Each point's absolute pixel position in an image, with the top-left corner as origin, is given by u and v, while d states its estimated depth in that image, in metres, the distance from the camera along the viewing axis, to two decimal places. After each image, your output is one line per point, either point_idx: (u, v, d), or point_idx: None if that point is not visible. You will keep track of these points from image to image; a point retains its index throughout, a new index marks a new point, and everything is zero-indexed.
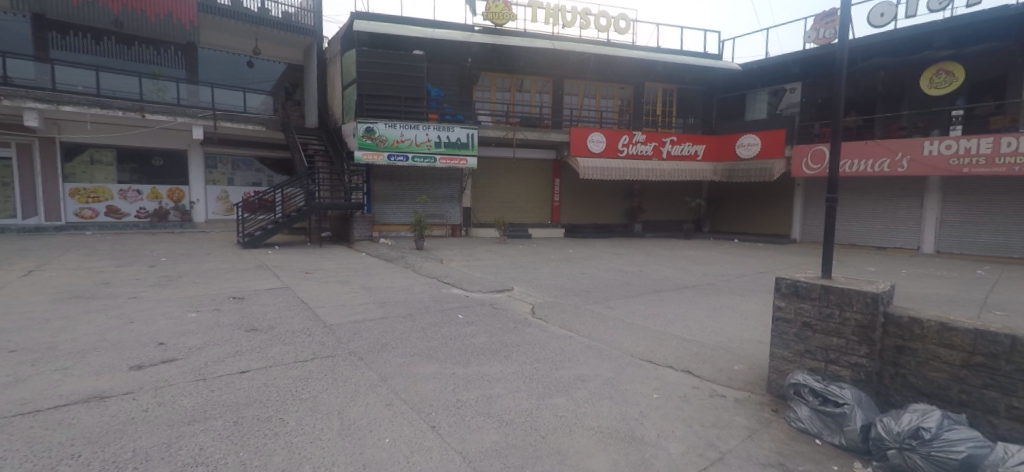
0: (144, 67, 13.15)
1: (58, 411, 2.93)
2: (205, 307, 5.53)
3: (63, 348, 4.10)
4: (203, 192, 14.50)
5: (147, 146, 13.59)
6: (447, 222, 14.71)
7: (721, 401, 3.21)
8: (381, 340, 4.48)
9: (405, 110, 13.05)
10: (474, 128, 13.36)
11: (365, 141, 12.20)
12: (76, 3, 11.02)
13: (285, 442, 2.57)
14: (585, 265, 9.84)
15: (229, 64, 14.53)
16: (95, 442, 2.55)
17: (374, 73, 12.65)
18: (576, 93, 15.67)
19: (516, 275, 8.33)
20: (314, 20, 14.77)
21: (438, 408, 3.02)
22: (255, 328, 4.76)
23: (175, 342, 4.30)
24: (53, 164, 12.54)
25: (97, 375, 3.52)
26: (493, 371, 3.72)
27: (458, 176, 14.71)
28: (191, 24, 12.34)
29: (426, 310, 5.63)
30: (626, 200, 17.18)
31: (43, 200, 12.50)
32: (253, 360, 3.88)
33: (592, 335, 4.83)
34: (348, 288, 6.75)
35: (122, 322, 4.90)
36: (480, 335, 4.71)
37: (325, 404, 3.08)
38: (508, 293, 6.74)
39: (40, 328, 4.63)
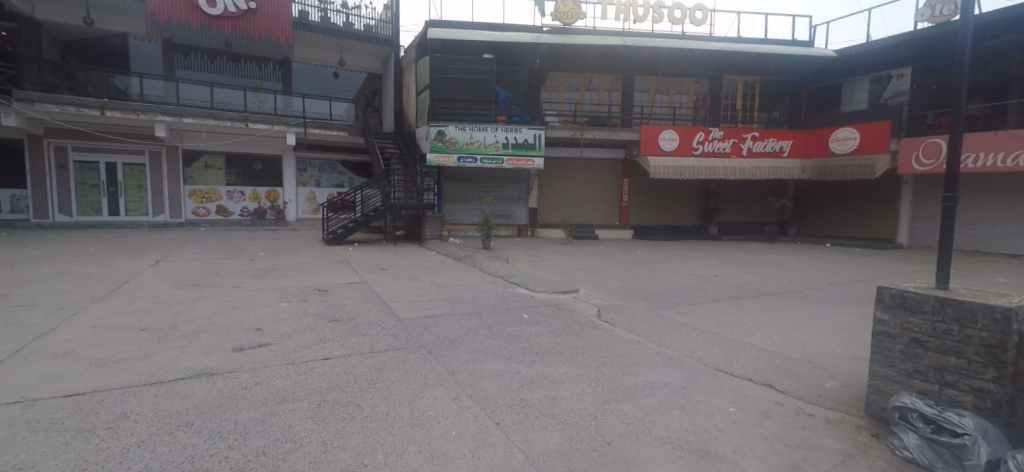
0: (248, 82, 14.67)
1: (177, 383, 3.37)
2: (294, 298, 6.07)
3: (182, 328, 4.72)
4: (295, 193, 15.91)
5: (249, 152, 15.20)
6: (514, 222, 14.88)
7: (809, 421, 2.92)
8: (449, 335, 4.64)
9: (474, 112, 13.41)
10: (541, 128, 13.35)
11: (437, 144, 12.72)
12: (196, 26, 12.72)
13: (361, 428, 2.74)
14: (656, 268, 9.44)
15: (318, 75, 15.78)
16: (204, 413, 2.90)
17: (446, 79, 13.15)
18: (648, 89, 15.12)
19: (582, 276, 8.22)
20: (392, 31, 15.70)
21: (504, 406, 3.06)
22: (337, 319, 5.15)
23: (269, 328, 4.76)
24: (177, 169, 14.47)
25: (207, 354, 4.00)
26: (558, 372, 3.70)
27: (525, 176, 14.83)
28: (287, 42, 13.71)
29: (493, 309, 5.74)
30: (700, 201, 16.31)
31: (168, 200, 14.45)
32: (335, 348, 4.20)
33: (662, 341, 4.63)
34: (420, 285, 7.07)
35: (227, 308, 5.53)
36: (545, 336, 4.70)
37: (397, 393, 3.26)
38: (574, 295, 6.67)
39: (164, 310, 5.38)
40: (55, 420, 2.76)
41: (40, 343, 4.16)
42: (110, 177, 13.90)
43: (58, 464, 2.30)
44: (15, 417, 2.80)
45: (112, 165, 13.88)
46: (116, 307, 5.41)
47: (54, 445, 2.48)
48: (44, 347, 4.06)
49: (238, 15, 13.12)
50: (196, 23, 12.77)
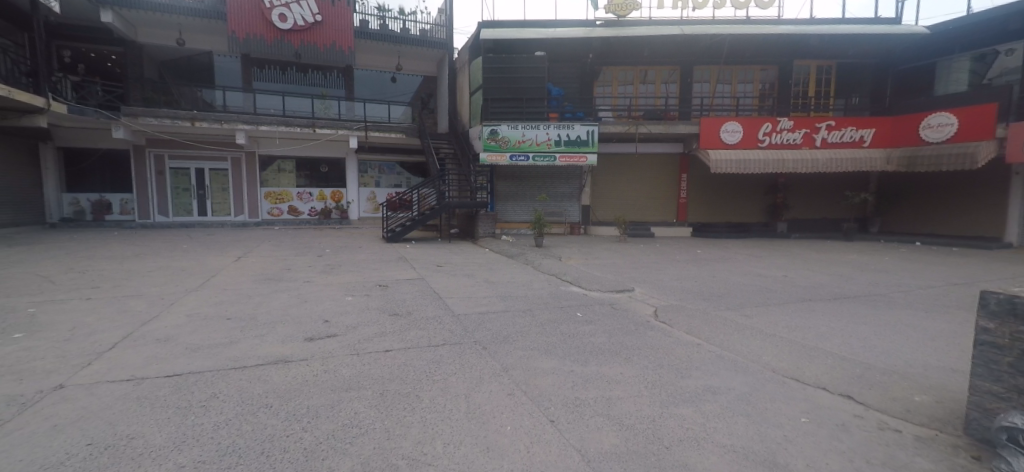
0: (315, 90, 15.61)
1: (257, 369, 3.67)
2: (358, 293, 6.41)
3: (260, 318, 5.14)
4: (357, 194, 16.76)
5: (317, 155, 16.22)
6: (567, 220, 14.76)
7: (895, 437, 2.66)
8: (503, 332, 4.69)
9: (526, 110, 13.44)
10: (594, 124, 13.11)
11: (490, 143, 12.90)
12: (270, 41, 13.70)
13: (421, 418, 2.85)
14: (717, 267, 8.99)
15: (378, 81, 16.53)
16: (281, 396, 3.15)
17: (498, 78, 13.31)
18: (708, 79, 14.40)
19: (638, 275, 8.00)
20: (446, 34, 16.06)
21: (558, 404, 3.05)
22: (397, 313, 5.38)
23: (336, 320, 5.07)
24: (254, 173, 15.72)
25: (283, 343, 4.33)
26: (613, 372, 3.63)
27: (577, 173, 14.67)
28: (350, 50, 14.47)
29: (546, 306, 5.74)
30: (767, 196, 15.32)
31: (247, 202, 15.75)
32: (395, 341, 4.39)
33: (726, 344, 4.39)
34: (474, 282, 7.21)
35: (298, 300, 5.94)
36: (599, 335, 4.62)
37: (453, 386, 3.35)
38: (629, 294, 6.51)
39: (246, 301, 5.88)
40: (157, 397, 3.12)
41: (145, 329, 4.71)
42: (199, 181, 15.39)
43: (162, 436, 2.61)
44: (128, 392, 3.20)
45: (200, 170, 15.35)
46: (205, 299, 5.99)
47: (159, 418, 2.81)
48: (148, 332, 4.59)
49: (306, 28, 14.01)
50: (270, 37, 13.76)
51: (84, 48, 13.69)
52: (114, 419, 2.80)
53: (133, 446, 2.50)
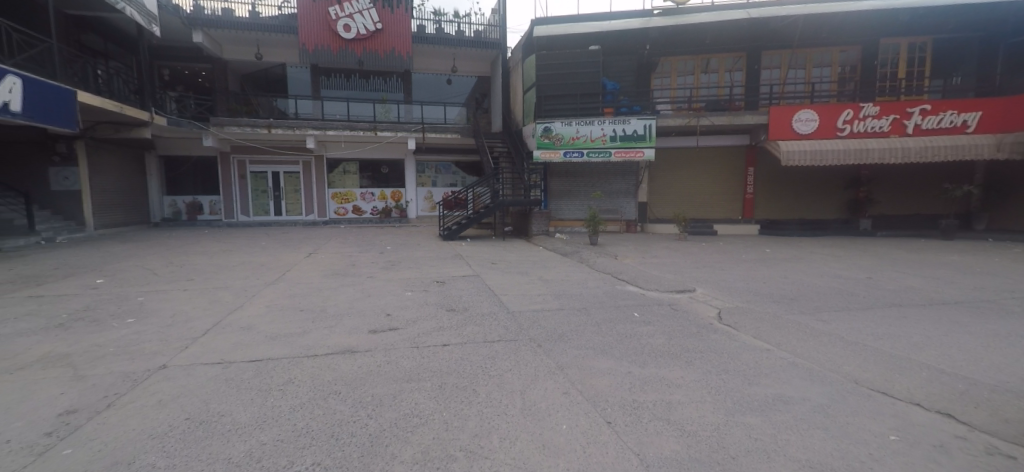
0: (376, 95, 16.36)
1: (328, 357, 3.93)
2: (417, 288, 6.65)
3: (329, 310, 5.49)
4: (415, 193, 17.39)
5: (378, 157, 17.02)
6: (622, 217, 14.40)
7: (1008, 464, 2.34)
8: (558, 330, 4.66)
9: (580, 107, 13.26)
10: (652, 118, 12.66)
11: (543, 141, 12.86)
12: (336, 50, 14.51)
13: (477, 412, 2.90)
14: (788, 268, 8.37)
15: (435, 84, 17.03)
16: (348, 384, 3.34)
17: (551, 75, 13.23)
18: (778, 65, 13.44)
19: (699, 275, 7.64)
20: (499, 34, 16.17)
21: (615, 405, 2.99)
22: (454, 308, 5.53)
23: (397, 314, 5.29)
24: (322, 175, 16.76)
25: (349, 334, 4.59)
26: (673, 376, 3.48)
27: (634, 169, 14.25)
28: (408, 55, 15.01)
29: (602, 306, 5.63)
30: (847, 190, 14.06)
31: (316, 202, 16.83)
32: (452, 336, 4.50)
33: (799, 351, 4.08)
34: (527, 279, 7.22)
35: (362, 295, 6.27)
36: (659, 336, 4.47)
37: (509, 382, 3.38)
38: (691, 295, 6.22)
39: (316, 294, 6.29)
40: (242, 380, 3.42)
41: (231, 317, 5.18)
42: (275, 184, 16.66)
43: (247, 415, 2.86)
44: (217, 374, 3.54)
45: (276, 174, 16.61)
46: (281, 291, 6.47)
47: (246, 398, 3.09)
48: (234, 320, 5.05)
49: (368, 36, 14.68)
50: (335, 47, 14.55)
51: (180, 66, 15.26)
52: (207, 397, 3.12)
53: (223, 422, 2.77)
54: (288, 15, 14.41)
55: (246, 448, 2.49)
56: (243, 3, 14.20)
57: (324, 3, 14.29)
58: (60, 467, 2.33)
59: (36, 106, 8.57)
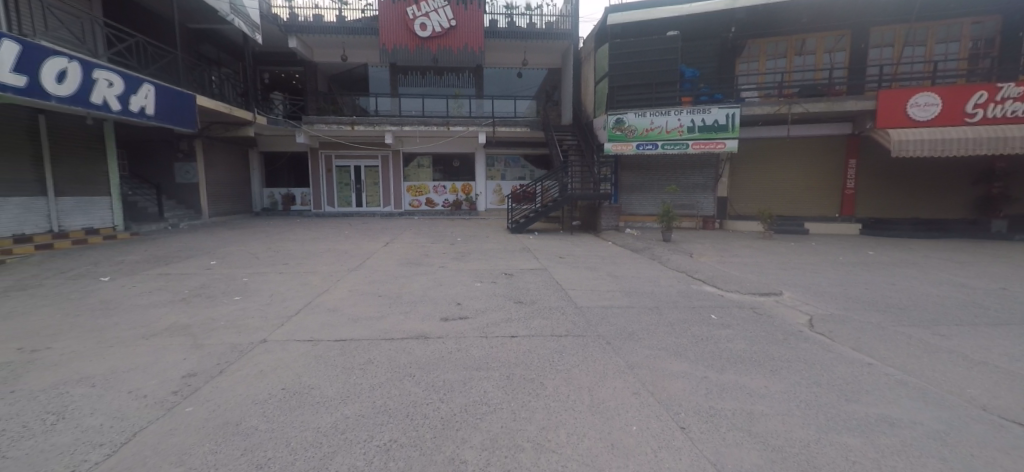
0: (450, 90, 16.87)
1: (403, 341, 4.14)
2: (486, 280, 6.79)
3: (404, 297, 5.80)
4: (485, 187, 17.79)
5: (450, 151, 17.63)
6: (699, 213, 13.64)
7: None
8: (628, 328, 4.53)
9: (655, 96, 12.68)
10: (735, 106, 11.78)
11: (615, 133, 12.51)
12: (413, 48, 15.14)
13: (545, 405, 2.90)
14: (897, 273, 7.41)
15: (506, 78, 17.21)
16: (422, 368, 3.50)
17: (624, 65, 12.80)
18: (889, 43, 11.92)
19: (787, 277, 7.02)
20: (571, 24, 15.93)
21: (689, 411, 2.84)
22: (522, 301, 5.58)
23: (467, 304, 5.46)
24: (399, 169, 17.67)
25: (422, 320, 4.81)
26: (756, 385, 3.24)
27: (713, 162, 13.41)
28: (480, 50, 15.28)
29: (676, 305, 5.38)
30: (975, 186, 12.22)
31: (393, 195, 17.78)
32: (520, 328, 4.55)
33: (907, 368, 3.62)
34: (596, 275, 7.09)
35: (435, 283, 6.53)
36: (739, 341, 4.18)
37: (577, 378, 3.34)
38: (777, 299, 5.73)
39: (393, 281, 6.67)
40: (329, 357, 3.73)
41: (319, 299, 5.66)
42: (357, 177, 17.83)
43: (333, 389, 3.11)
44: (308, 350, 3.88)
45: (358, 168, 17.77)
46: (362, 278, 6.94)
47: (332, 374, 3.36)
48: (322, 302, 5.51)
49: (442, 33, 15.14)
50: (412, 46, 15.18)
51: (277, 70, 16.77)
52: (300, 371, 3.43)
53: (312, 394, 3.04)
54: (371, 18, 15.28)
55: (332, 419, 2.71)
56: (331, 8, 15.27)
57: (402, 4, 14.94)
58: (185, 423, 2.69)
59: (165, 109, 9.88)
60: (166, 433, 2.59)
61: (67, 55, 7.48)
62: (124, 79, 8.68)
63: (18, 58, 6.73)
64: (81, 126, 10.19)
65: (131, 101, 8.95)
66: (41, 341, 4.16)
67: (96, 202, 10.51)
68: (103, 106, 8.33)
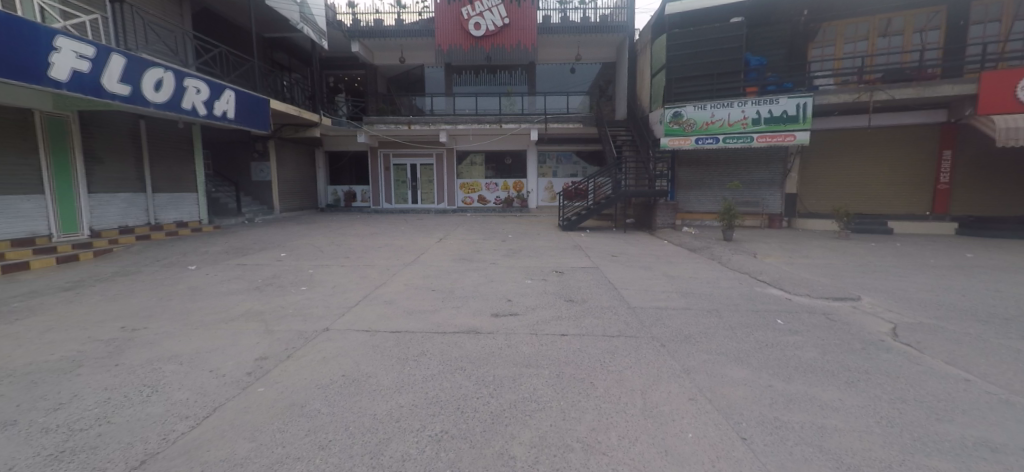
0: (503, 88, 16.99)
1: (455, 335, 4.23)
2: (536, 277, 6.78)
3: (456, 292, 5.93)
4: (537, 184, 17.78)
5: (502, 149, 17.78)
6: (764, 211, 12.82)
7: None
8: (684, 330, 4.34)
9: (716, 88, 12.04)
10: (808, 95, 10.92)
11: (672, 127, 12.02)
12: (467, 48, 15.38)
13: (596, 405, 2.85)
14: (1002, 279, 6.55)
15: (559, 73, 17.07)
16: (473, 362, 3.56)
17: (683, 56, 12.27)
18: (995, 19, 10.53)
19: (865, 280, 6.43)
20: (627, 16, 15.48)
21: (752, 421, 2.67)
22: (573, 299, 5.52)
23: (518, 300, 5.48)
24: (453, 166, 18.07)
25: (474, 315, 4.89)
26: (828, 397, 2.99)
27: (781, 156, 12.54)
28: (533, 47, 15.24)
29: (737, 308, 5.09)
30: None
31: (447, 192, 18.22)
32: (570, 326, 4.50)
33: (1015, 386, 3.18)
34: (651, 274, 6.87)
35: (486, 279, 6.62)
36: (809, 349, 3.88)
37: (629, 379, 3.25)
38: (854, 304, 5.25)
39: (446, 276, 6.85)
40: (386, 347, 3.88)
41: (377, 292, 5.91)
42: (413, 175, 18.44)
43: (389, 379, 3.24)
44: (367, 340, 4.07)
45: (414, 166, 18.37)
46: (417, 272, 7.17)
47: (388, 364, 3.51)
48: (379, 295, 5.76)
49: (496, 32, 15.25)
50: (467, 45, 15.42)
51: (341, 74, 17.70)
52: (359, 359, 3.61)
53: (370, 382, 3.18)
54: (427, 19, 15.72)
55: (387, 407, 2.82)
56: (391, 12, 15.86)
57: (458, 5, 15.20)
58: (257, 402, 2.92)
59: (243, 113, 10.73)
60: (242, 410, 2.83)
61: (163, 65, 8.32)
62: (209, 86, 9.53)
63: (124, 70, 7.57)
64: (173, 130, 11.32)
65: (214, 106, 9.80)
66: (139, 321, 4.67)
67: (186, 199, 11.63)
68: (191, 111, 9.18)
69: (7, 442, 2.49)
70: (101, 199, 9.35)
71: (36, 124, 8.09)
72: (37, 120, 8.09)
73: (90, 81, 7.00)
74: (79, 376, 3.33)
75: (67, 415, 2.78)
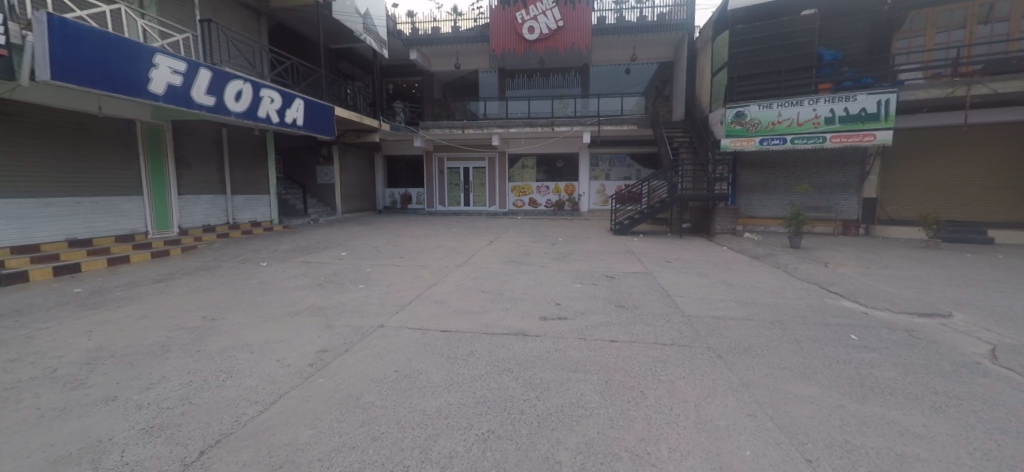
0: (556, 91, 16.98)
1: (504, 337, 4.27)
2: (586, 281, 6.69)
3: (505, 294, 5.98)
4: (589, 187, 17.58)
5: (554, 152, 17.75)
6: (837, 216, 11.88)
7: None
8: (743, 342, 4.10)
9: (784, 85, 11.32)
10: (891, 90, 9.98)
11: (734, 127, 11.42)
12: (521, 51, 15.52)
13: (646, 415, 2.76)
14: None
15: (613, 75, 16.81)
16: (521, 364, 3.57)
17: (748, 52, 11.65)
18: None
19: (958, 295, 5.76)
20: (686, 13, 14.93)
21: (820, 442, 2.48)
22: (623, 305, 5.39)
23: (567, 304, 5.44)
24: (505, 169, 18.28)
25: (522, 317, 4.91)
26: (911, 422, 2.70)
27: (856, 158, 11.63)
28: (587, 48, 15.07)
29: (804, 321, 4.74)
30: None
31: (498, 194, 18.46)
32: (620, 332, 4.39)
33: None
34: (708, 282, 6.56)
35: (535, 282, 6.63)
36: (888, 368, 3.53)
37: (682, 390, 3.12)
38: (945, 321, 4.72)
39: (496, 278, 6.94)
40: (436, 346, 3.99)
41: (429, 291, 6.10)
42: (466, 178, 18.84)
43: (438, 376, 3.33)
44: (418, 338, 4.20)
45: (466, 169, 18.76)
46: (467, 273, 7.31)
47: (438, 362, 3.60)
48: (431, 294, 5.93)
49: (550, 35, 15.27)
50: (521, 49, 15.57)
51: (401, 81, 18.48)
52: (410, 356, 3.74)
53: (420, 379, 3.29)
54: (483, 26, 16.06)
55: (436, 404, 2.90)
56: (448, 20, 16.35)
57: (513, 10, 15.36)
58: (318, 391, 3.11)
59: (311, 120, 11.46)
60: (303, 398, 3.02)
61: (243, 77, 9.08)
62: (282, 95, 10.28)
63: (210, 83, 8.36)
64: (250, 137, 12.31)
65: (286, 114, 10.56)
66: (218, 312, 5.12)
67: (259, 200, 12.61)
68: (266, 119, 9.96)
69: (108, 415, 2.82)
70: (188, 200, 10.36)
71: (138, 134, 9.10)
72: (138, 130, 9.10)
73: (182, 94, 7.79)
74: (167, 360, 3.71)
75: (157, 394, 3.10)
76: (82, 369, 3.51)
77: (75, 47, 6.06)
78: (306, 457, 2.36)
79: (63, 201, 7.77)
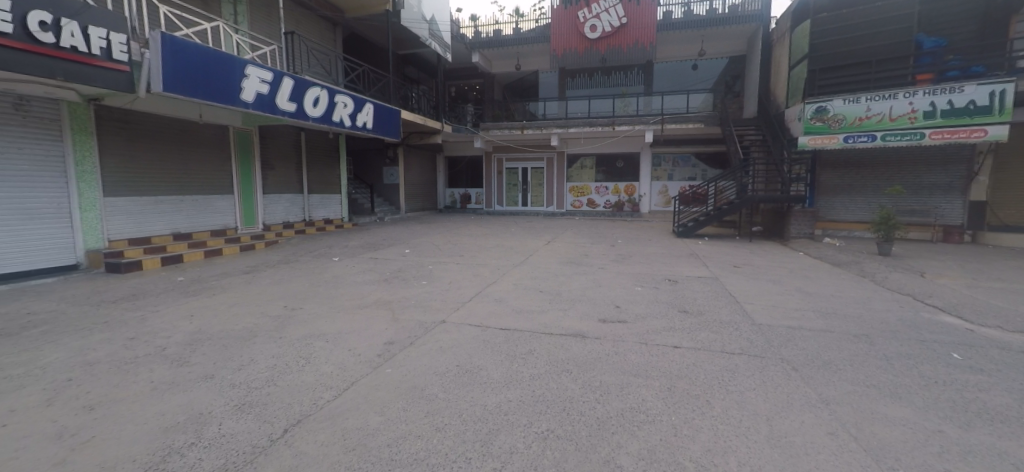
0: (617, 89, 16.73)
1: (562, 337, 4.30)
2: (647, 284, 6.53)
3: (563, 295, 6.00)
4: (650, 187, 17.10)
5: (614, 152, 17.44)
6: (935, 221, 10.69)
7: None
8: (821, 355, 3.83)
9: (873, 77, 10.45)
10: (1007, 80, 8.80)
11: (814, 124, 10.61)
12: (582, 51, 15.37)
13: (713, 425, 2.68)
14: None
15: (679, 71, 16.28)
16: (579, 366, 3.58)
17: (829, 42, 10.86)
18: None
19: None
20: (761, 4, 14.13)
21: (913, 468, 2.28)
22: (687, 310, 5.21)
23: (627, 307, 5.36)
24: (563, 170, 18.22)
25: (581, 319, 4.91)
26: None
27: (961, 156, 10.36)
28: (651, 45, 14.64)
29: (894, 335, 4.34)
30: None
31: (556, 195, 18.44)
32: (684, 339, 4.26)
33: None
34: (780, 290, 6.17)
35: (594, 284, 6.58)
36: (1000, 393, 3.15)
37: (751, 403, 2.98)
38: None
39: (554, 278, 6.97)
40: (496, 343, 4.10)
41: (488, 290, 6.26)
42: (524, 178, 18.99)
43: (498, 373, 3.43)
44: (478, 335, 4.34)
45: (525, 169, 18.91)
46: (525, 273, 7.41)
47: (498, 359, 3.70)
48: (490, 292, 6.08)
49: (613, 33, 14.98)
50: (582, 48, 15.41)
51: (463, 83, 19.01)
52: (471, 352, 3.87)
53: (481, 374, 3.40)
54: (545, 26, 16.16)
55: (497, 400, 3.00)
56: (510, 22, 16.55)
57: (575, 9, 15.28)
58: (385, 381, 3.32)
59: (379, 123, 12.10)
60: (374, 386, 3.24)
61: (320, 84, 9.79)
62: (353, 100, 10.94)
63: (292, 90, 9.10)
64: (325, 140, 13.22)
65: (357, 118, 11.22)
66: (297, 302, 5.59)
67: (332, 198, 13.52)
68: (339, 123, 10.65)
69: (207, 391, 3.19)
70: (271, 198, 11.32)
71: (230, 139, 10.09)
72: (230, 135, 10.09)
73: (268, 101, 8.55)
74: (254, 344, 4.12)
75: (246, 375, 3.46)
76: (185, 349, 3.99)
77: (184, 61, 6.87)
78: (375, 442, 2.54)
79: (170, 200, 8.81)
